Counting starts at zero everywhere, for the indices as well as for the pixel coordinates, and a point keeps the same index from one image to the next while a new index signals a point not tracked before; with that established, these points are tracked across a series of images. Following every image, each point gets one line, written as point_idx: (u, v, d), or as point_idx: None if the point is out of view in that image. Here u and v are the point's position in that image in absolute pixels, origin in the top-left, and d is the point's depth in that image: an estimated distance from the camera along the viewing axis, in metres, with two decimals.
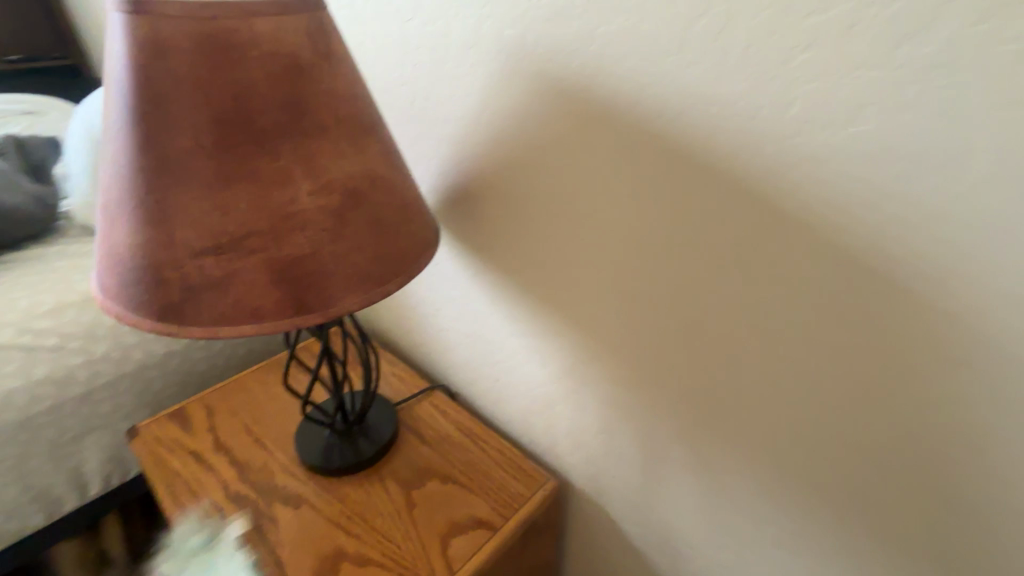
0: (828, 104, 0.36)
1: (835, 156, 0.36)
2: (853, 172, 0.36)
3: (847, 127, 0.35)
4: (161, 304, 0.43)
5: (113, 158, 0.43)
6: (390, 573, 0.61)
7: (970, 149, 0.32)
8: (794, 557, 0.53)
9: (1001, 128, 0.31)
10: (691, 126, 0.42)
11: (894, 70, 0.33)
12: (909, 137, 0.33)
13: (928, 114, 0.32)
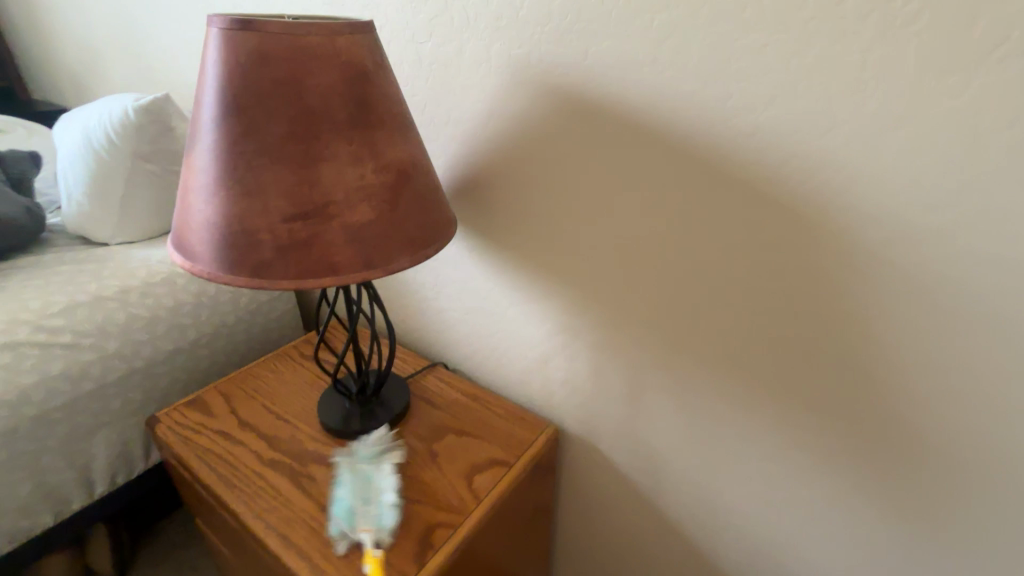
0: (754, 93, 0.51)
1: (760, 129, 0.52)
2: (774, 141, 0.51)
3: (767, 109, 0.51)
4: (255, 262, 0.52)
5: (212, 146, 0.52)
6: (425, 506, 0.70)
7: (845, 120, 0.47)
8: (752, 453, 0.68)
9: (862, 107, 0.46)
10: (661, 115, 0.57)
11: (796, 69, 0.48)
12: (807, 115, 0.49)
13: (817, 99, 0.48)
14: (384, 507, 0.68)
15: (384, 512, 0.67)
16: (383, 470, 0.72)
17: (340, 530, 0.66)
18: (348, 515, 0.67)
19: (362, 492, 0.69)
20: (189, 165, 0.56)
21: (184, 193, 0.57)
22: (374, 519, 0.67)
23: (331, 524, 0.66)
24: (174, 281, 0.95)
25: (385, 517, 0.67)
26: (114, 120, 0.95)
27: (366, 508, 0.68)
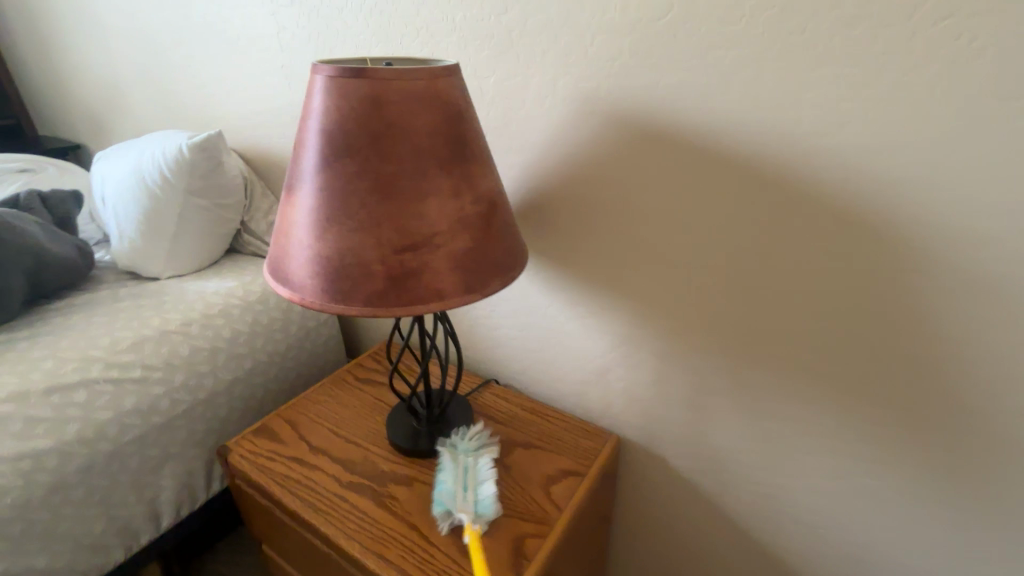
0: (826, 117, 0.56)
1: (832, 152, 0.57)
2: (846, 159, 0.57)
3: (839, 132, 0.56)
4: (369, 292, 0.55)
5: (322, 184, 0.55)
6: (511, 518, 0.73)
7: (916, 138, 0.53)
8: (819, 448, 0.72)
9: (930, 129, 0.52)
10: (733, 139, 0.62)
11: (867, 95, 0.54)
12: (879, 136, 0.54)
13: (884, 122, 0.54)
14: (483, 498, 0.71)
15: (483, 502, 0.71)
16: (483, 462, 0.75)
17: (445, 511, 0.70)
18: (451, 498, 0.70)
19: (461, 479, 0.73)
20: (292, 201, 0.59)
21: (286, 228, 0.60)
22: (476, 504, 0.70)
23: (439, 506, 0.70)
24: (231, 312, 0.98)
25: (481, 509, 0.70)
26: (169, 158, 0.98)
27: (476, 493, 0.71)
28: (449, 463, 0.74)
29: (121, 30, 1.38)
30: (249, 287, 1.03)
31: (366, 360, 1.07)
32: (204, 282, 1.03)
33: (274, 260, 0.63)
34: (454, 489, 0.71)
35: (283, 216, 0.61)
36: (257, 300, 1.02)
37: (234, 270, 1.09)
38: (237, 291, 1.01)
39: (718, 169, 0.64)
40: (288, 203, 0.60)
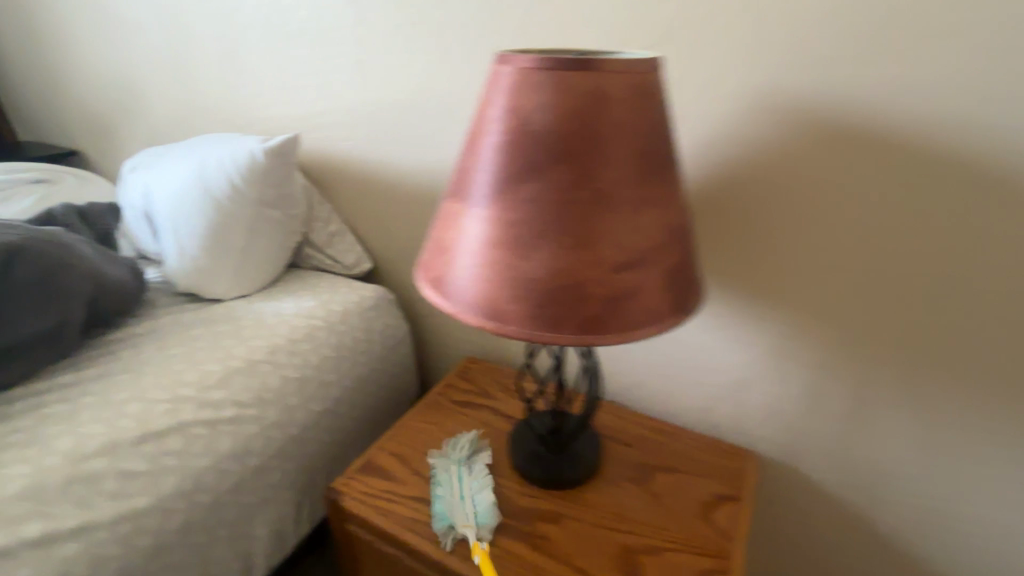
0: None
1: None
2: None
3: None
4: (586, 317, 0.48)
5: (529, 194, 0.48)
6: (685, 553, 0.66)
7: None
8: (1001, 462, 0.68)
9: None
10: (938, 137, 0.59)
11: None
12: None
13: None
14: (479, 508, 0.71)
15: (482, 511, 0.70)
16: (475, 473, 0.76)
17: (445, 524, 0.69)
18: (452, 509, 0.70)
19: (456, 491, 0.73)
20: (477, 215, 0.51)
21: (468, 246, 0.51)
22: (475, 517, 0.70)
23: (435, 518, 0.70)
24: (317, 335, 0.88)
25: (481, 518, 0.69)
26: (240, 164, 0.88)
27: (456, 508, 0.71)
28: (441, 477, 0.74)
29: (145, 26, 1.25)
30: (329, 305, 0.94)
31: (458, 381, 0.99)
32: (277, 302, 0.93)
33: (445, 282, 0.54)
34: (453, 500, 0.72)
35: (459, 231, 0.53)
36: (339, 320, 0.93)
37: (304, 287, 0.99)
38: (318, 311, 0.92)
39: (914, 169, 0.61)
40: (469, 217, 0.52)
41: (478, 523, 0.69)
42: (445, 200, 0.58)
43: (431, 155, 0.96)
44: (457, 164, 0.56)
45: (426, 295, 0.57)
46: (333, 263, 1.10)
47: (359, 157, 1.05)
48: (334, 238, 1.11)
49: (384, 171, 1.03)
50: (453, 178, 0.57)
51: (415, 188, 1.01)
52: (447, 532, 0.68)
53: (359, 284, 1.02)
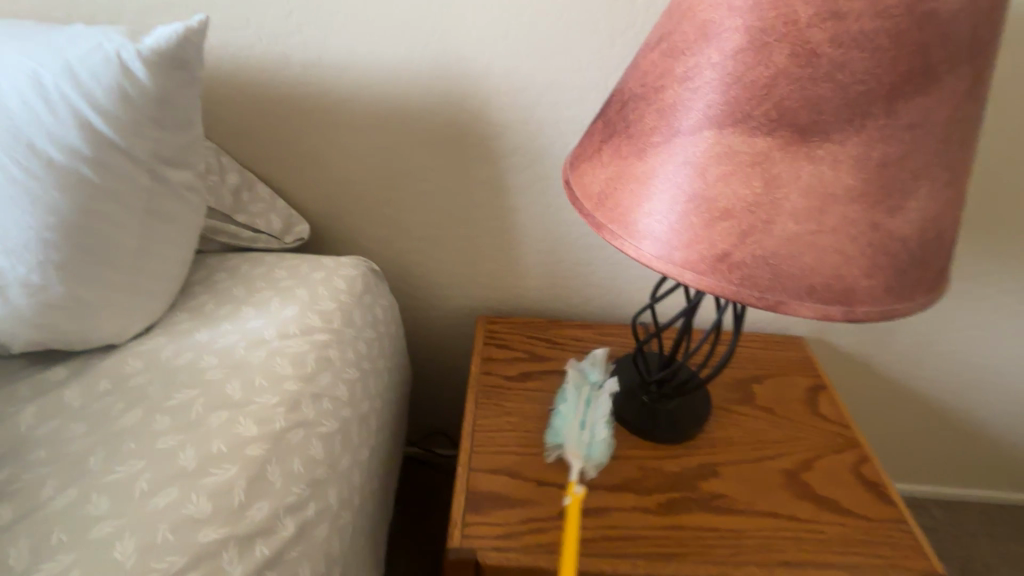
0: None
1: None
2: None
3: None
4: (933, 271, 0.38)
5: (915, 116, 0.33)
6: (832, 457, 0.67)
7: None
8: (995, 316, 0.81)
9: None
10: None
11: None
12: None
13: None
14: (594, 440, 0.63)
15: (594, 444, 0.63)
16: (602, 395, 0.68)
17: (556, 443, 0.63)
18: (564, 436, 0.63)
19: (577, 417, 0.65)
20: (819, 154, 0.33)
21: (802, 204, 0.34)
22: (585, 449, 0.62)
23: (567, 441, 0.62)
24: (329, 355, 0.57)
25: (596, 448, 0.62)
26: (99, 96, 0.44)
27: (556, 443, 0.63)
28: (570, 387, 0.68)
29: None
30: (318, 306, 0.61)
31: (495, 350, 0.78)
32: (233, 322, 0.57)
33: (741, 263, 0.36)
34: (573, 423, 0.64)
35: (774, 183, 0.34)
36: (344, 324, 0.61)
37: (249, 285, 0.63)
38: (311, 319, 0.59)
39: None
40: (797, 158, 0.33)
41: (586, 457, 0.62)
42: (691, 131, 0.36)
43: (417, 47, 0.62)
44: (723, 68, 0.35)
45: (690, 286, 0.37)
46: (255, 234, 0.71)
47: (270, 58, 0.63)
48: (244, 196, 0.70)
49: (323, 82, 0.65)
50: (712, 92, 0.35)
51: (385, 104, 0.66)
52: (554, 448, 0.64)
53: (327, 260, 0.68)
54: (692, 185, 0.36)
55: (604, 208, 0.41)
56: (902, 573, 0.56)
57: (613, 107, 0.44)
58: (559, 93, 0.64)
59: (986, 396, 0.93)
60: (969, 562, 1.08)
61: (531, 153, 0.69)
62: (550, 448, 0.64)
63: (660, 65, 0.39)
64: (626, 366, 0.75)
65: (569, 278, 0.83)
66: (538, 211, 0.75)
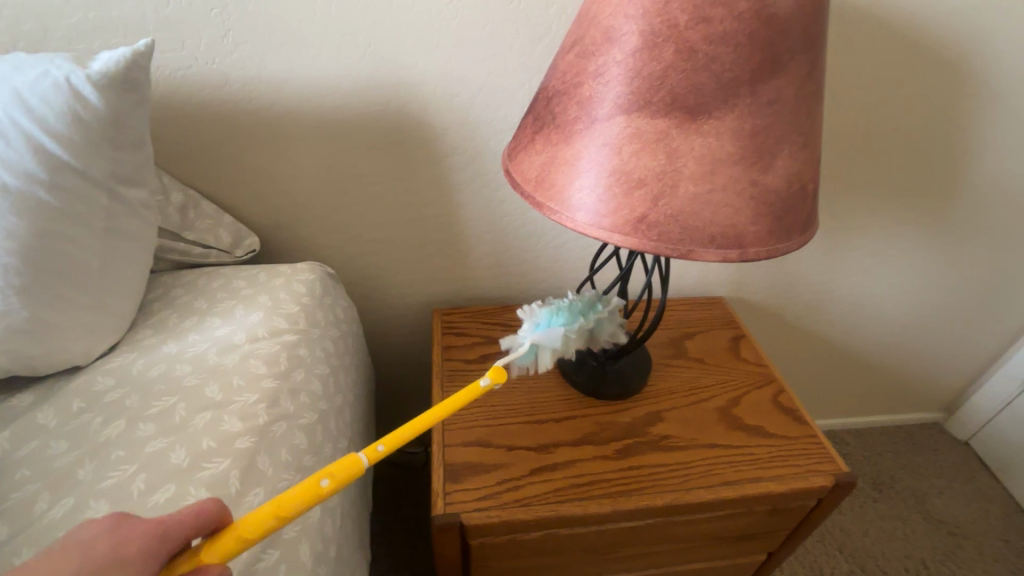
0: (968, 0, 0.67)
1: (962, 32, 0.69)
2: (967, 38, 0.70)
3: (969, 15, 0.68)
4: (804, 215, 0.48)
5: (772, 95, 0.42)
6: (755, 392, 0.78)
7: (1008, 21, 0.69)
8: (871, 262, 0.96)
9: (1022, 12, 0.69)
10: (897, 18, 0.68)
11: None
12: (992, 16, 0.69)
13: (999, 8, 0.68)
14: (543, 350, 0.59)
15: (538, 354, 0.58)
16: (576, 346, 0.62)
17: (536, 316, 0.61)
18: (542, 328, 0.59)
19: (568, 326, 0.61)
20: (705, 128, 0.42)
21: (697, 170, 0.42)
22: (536, 346, 0.58)
23: (536, 330, 0.59)
24: (300, 353, 0.60)
25: (529, 356, 0.58)
26: (53, 121, 0.46)
27: (535, 324, 0.60)
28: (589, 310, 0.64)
29: None
30: (281, 309, 0.64)
31: (453, 338, 0.84)
32: (200, 331, 0.59)
33: (656, 222, 0.44)
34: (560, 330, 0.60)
35: (675, 154, 0.42)
36: (309, 324, 0.65)
37: (209, 297, 0.65)
38: (277, 322, 0.62)
39: (879, 47, 0.70)
40: (689, 133, 0.42)
41: (529, 352, 0.58)
42: (606, 117, 0.44)
43: (354, 58, 0.66)
44: (626, 65, 0.43)
45: (618, 245, 0.45)
46: (206, 250, 0.73)
47: (207, 77, 0.65)
48: (191, 213, 0.71)
49: (262, 97, 0.67)
50: (619, 85, 0.43)
51: (326, 115, 0.70)
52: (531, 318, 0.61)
53: (284, 267, 0.71)
54: (611, 161, 0.44)
55: (542, 189, 0.48)
56: (818, 476, 0.68)
57: (541, 103, 0.51)
58: (490, 94, 0.71)
59: (875, 331, 1.10)
60: (880, 476, 1.26)
61: (468, 151, 0.75)
62: (529, 314, 0.62)
63: (575, 64, 0.47)
64: None
65: (514, 264, 0.89)
66: (479, 204, 0.81)
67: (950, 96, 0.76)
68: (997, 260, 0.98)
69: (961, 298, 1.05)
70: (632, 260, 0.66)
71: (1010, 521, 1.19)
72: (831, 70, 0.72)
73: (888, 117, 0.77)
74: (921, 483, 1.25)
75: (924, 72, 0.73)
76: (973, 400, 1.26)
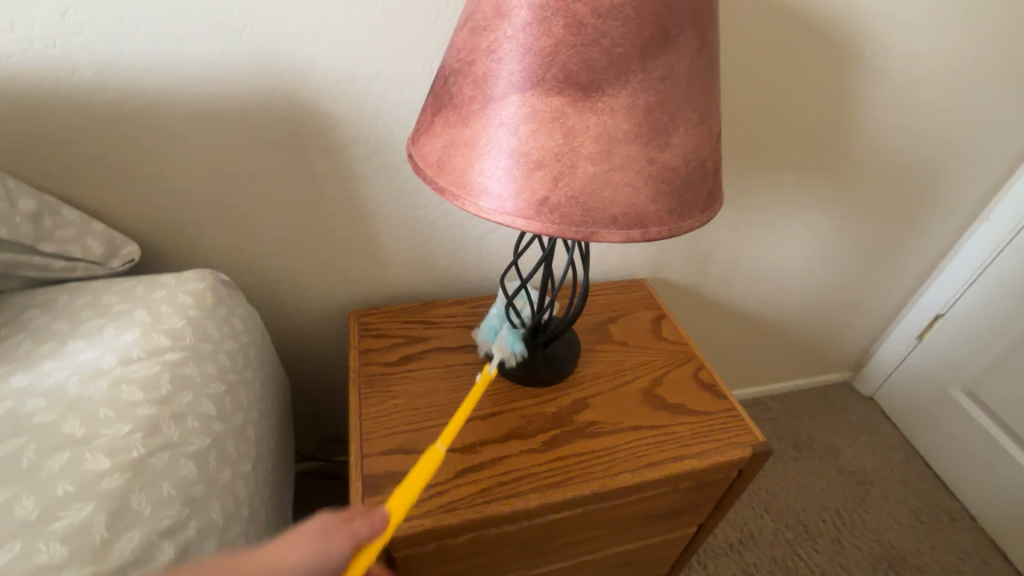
0: None
1: (842, 14, 0.73)
2: (846, 21, 0.74)
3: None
4: (706, 191, 0.47)
5: (664, 70, 0.41)
6: (678, 370, 0.79)
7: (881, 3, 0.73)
8: (777, 235, 1.01)
9: None
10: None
11: None
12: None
13: None
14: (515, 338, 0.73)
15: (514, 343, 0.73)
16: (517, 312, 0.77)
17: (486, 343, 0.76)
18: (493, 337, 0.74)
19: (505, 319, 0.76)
20: (599, 106, 0.40)
21: (594, 149, 0.40)
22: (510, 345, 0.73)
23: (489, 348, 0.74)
24: (186, 372, 0.54)
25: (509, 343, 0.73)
26: None
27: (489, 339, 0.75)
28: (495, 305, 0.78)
29: None
30: (163, 325, 0.57)
31: (371, 340, 0.79)
32: (59, 358, 0.51)
33: (557, 204, 0.42)
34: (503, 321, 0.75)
35: (571, 133, 0.40)
36: (198, 340, 0.58)
37: (73, 318, 0.56)
38: (157, 340, 0.55)
39: (771, 29, 0.72)
40: (584, 111, 0.40)
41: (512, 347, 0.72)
42: (503, 96, 0.41)
43: (229, 40, 0.59)
44: (518, 40, 0.40)
45: (522, 230, 0.42)
46: (70, 263, 0.63)
47: (48, 62, 0.56)
48: (47, 222, 0.61)
49: (122, 86, 0.59)
50: (513, 61, 0.41)
51: (204, 105, 0.62)
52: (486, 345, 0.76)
53: (167, 278, 0.63)
54: (510, 143, 0.41)
55: (443, 174, 0.45)
56: (739, 446, 0.70)
57: (438, 84, 0.48)
58: (387, 80, 0.66)
59: (785, 302, 1.16)
60: (798, 437, 1.34)
61: (370, 141, 0.70)
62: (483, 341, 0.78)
63: (469, 41, 0.43)
64: None
65: (433, 258, 0.86)
66: (389, 197, 0.76)
67: (838, 76, 0.80)
68: (885, 229, 1.07)
69: (858, 266, 1.13)
70: (551, 244, 0.64)
71: (909, 465, 1.31)
72: (731, 50, 0.73)
73: (785, 97, 0.80)
74: (834, 439, 1.35)
75: (816, 53, 0.76)
76: (874, 359, 1.37)
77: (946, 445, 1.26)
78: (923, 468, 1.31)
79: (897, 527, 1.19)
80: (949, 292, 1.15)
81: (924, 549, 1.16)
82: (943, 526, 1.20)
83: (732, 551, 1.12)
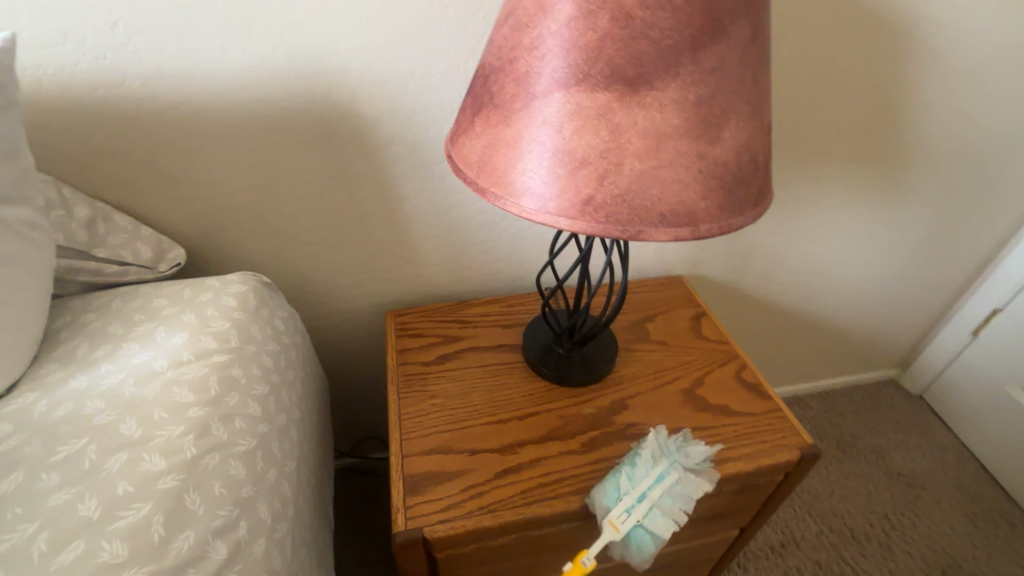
0: None
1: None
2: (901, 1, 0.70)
3: None
4: (757, 186, 0.45)
5: (715, 62, 0.39)
6: (720, 369, 0.77)
7: None
8: (822, 228, 0.97)
9: None
10: None
11: None
12: None
13: None
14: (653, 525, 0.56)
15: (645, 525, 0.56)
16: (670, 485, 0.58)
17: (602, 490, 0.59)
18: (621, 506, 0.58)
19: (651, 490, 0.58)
20: (647, 101, 0.39)
21: (642, 145, 0.39)
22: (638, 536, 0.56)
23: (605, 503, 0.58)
24: (233, 374, 0.55)
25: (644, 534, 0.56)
26: None
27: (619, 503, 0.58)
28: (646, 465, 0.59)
29: None
30: (210, 328, 0.58)
31: (408, 340, 0.79)
32: (114, 361, 0.53)
33: (602, 203, 0.41)
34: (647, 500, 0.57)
35: (618, 130, 0.39)
36: (243, 341, 0.59)
37: (126, 321, 0.58)
38: (204, 342, 0.56)
39: (820, 13, 0.69)
40: (631, 107, 0.39)
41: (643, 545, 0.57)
42: (546, 94, 0.40)
43: (269, 45, 0.60)
44: (562, 36, 0.39)
45: (566, 230, 0.41)
46: (122, 267, 0.66)
47: (99, 74, 0.57)
48: (100, 228, 0.64)
49: (167, 95, 0.60)
50: (558, 58, 0.40)
51: (245, 111, 0.64)
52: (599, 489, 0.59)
53: (212, 281, 0.64)
54: (554, 141, 0.40)
55: (484, 174, 0.45)
56: (786, 449, 0.67)
57: (478, 82, 0.47)
58: (423, 80, 0.66)
59: (829, 297, 1.12)
60: (842, 437, 1.29)
61: (406, 142, 0.70)
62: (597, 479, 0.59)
63: (511, 38, 0.43)
64: (539, 326, 0.80)
65: (467, 257, 0.85)
66: (424, 197, 0.76)
67: (891, 60, 0.75)
68: (939, 220, 1.01)
69: (908, 260, 1.08)
70: (589, 243, 0.63)
71: (963, 468, 1.25)
72: (776, 36, 0.70)
73: (833, 84, 0.76)
74: (880, 439, 1.29)
75: (867, 36, 0.72)
76: (924, 356, 1.31)
77: (1005, 447, 1.19)
78: (979, 471, 1.24)
79: (951, 533, 1.13)
80: (1009, 286, 1.09)
81: (981, 557, 1.10)
82: (1001, 533, 1.14)
83: (774, 554, 1.08)
